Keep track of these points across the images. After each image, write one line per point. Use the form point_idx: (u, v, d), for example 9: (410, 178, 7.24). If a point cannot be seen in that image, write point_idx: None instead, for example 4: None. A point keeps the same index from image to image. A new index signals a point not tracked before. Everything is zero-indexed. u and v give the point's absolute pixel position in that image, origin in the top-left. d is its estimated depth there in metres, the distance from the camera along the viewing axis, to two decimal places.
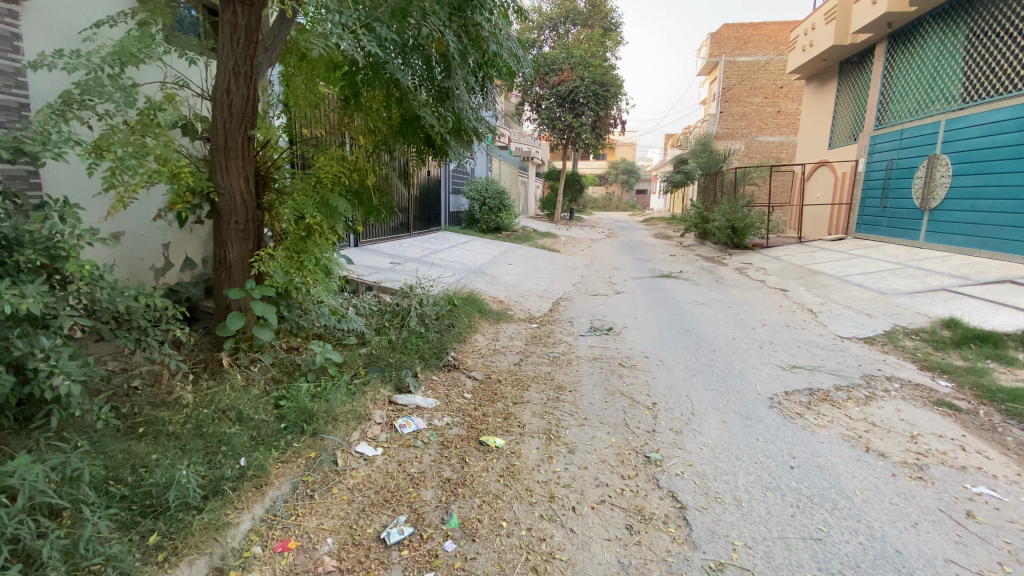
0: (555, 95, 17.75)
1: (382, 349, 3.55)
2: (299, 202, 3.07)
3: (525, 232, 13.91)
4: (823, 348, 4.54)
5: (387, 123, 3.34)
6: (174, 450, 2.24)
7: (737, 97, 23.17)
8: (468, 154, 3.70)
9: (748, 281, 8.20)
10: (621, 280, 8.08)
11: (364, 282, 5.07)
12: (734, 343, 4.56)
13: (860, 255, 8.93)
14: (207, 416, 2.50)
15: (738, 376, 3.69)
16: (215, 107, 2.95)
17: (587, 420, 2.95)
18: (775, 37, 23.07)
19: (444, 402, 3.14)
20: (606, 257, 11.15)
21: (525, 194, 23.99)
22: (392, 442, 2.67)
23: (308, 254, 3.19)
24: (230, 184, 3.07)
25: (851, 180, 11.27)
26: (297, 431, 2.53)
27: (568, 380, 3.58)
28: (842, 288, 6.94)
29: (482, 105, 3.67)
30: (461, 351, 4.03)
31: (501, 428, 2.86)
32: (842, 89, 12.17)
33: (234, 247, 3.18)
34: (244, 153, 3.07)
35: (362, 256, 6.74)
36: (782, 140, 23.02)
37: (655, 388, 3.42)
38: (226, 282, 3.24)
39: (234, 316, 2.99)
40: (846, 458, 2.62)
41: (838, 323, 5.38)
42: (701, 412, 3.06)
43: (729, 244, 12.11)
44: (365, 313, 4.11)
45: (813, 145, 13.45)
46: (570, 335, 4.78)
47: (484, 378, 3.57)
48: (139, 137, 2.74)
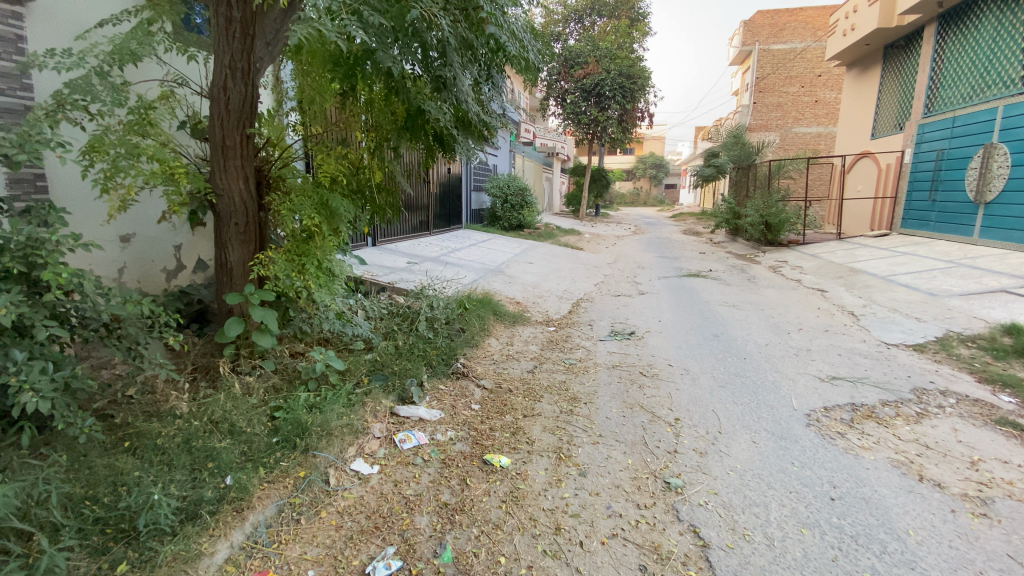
0: (580, 88, 17.36)
1: (388, 355, 3.38)
2: (298, 202, 2.94)
3: (548, 229, 13.66)
4: (866, 357, 4.17)
5: (391, 118, 3.17)
6: (159, 467, 2.12)
7: (772, 87, 22.25)
8: (478, 149, 3.51)
9: (783, 281, 7.76)
10: (645, 279, 7.76)
11: (377, 283, 4.93)
12: (766, 350, 4.22)
13: (906, 252, 8.35)
14: (199, 428, 2.39)
15: (771, 388, 3.38)
16: (212, 105, 2.83)
17: (601, 437, 2.71)
18: (812, 23, 22.04)
19: (449, 414, 2.95)
20: (632, 255, 10.79)
21: (549, 190, 23.69)
22: (390, 459, 2.50)
23: (310, 256, 3.04)
24: (229, 185, 2.95)
25: (896, 172, 10.58)
26: (289, 446, 2.39)
27: (584, 391, 3.34)
28: (887, 289, 6.46)
29: (491, 96, 3.59)
30: (471, 356, 3.85)
31: (508, 444, 2.65)
32: (887, 75, 11.44)
33: (234, 250, 3.07)
34: (242, 152, 2.94)
35: (378, 255, 6.63)
36: (819, 132, 21.96)
37: (678, 402, 3.15)
38: (227, 286, 3.14)
39: (232, 323, 2.86)
40: (896, 489, 2.31)
41: (883, 328, 4.96)
42: (730, 431, 2.78)
43: (762, 240, 11.57)
44: (374, 317, 3.95)
45: (854, 135, 12.73)
46: (589, 340, 4.53)
47: (494, 388, 3.36)
48: (132, 137, 2.64)
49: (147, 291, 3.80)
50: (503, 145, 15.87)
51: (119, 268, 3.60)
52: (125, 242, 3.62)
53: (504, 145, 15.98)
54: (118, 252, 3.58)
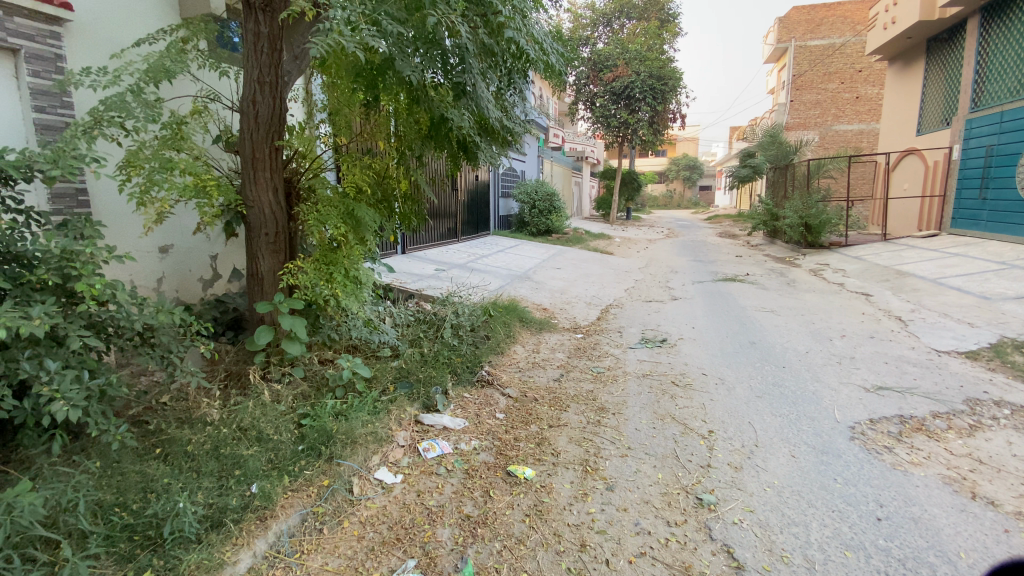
0: (609, 91, 17.21)
1: (414, 362, 3.37)
2: (324, 212, 2.97)
3: (577, 234, 13.53)
4: (915, 365, 3.91)
5: (415, 127, 3.20)
6: (187, 475, 2.18)
7: (809, 85, 21.52)
8: (503, 157, 3.50)
9: (824, 285, 7.43)
10: (678, 284, 7.57)
11: (405, 291, 4.96)
12: (806, 359, 4.02)
13: (957, 253, 7.86)
14: (227, 435, 2.43)
15: (812, 399, 3.20)
16: (242, 119, 2.91)
17: (629, 450, 2.62)
18: (852, 17, 21.24)
19: (473, 423, 2.91)
20: (664, 259, 10.55)
21: (579, 195, 23.53)
22: (413, 468, 2.48)
23: (337, 265, 3.07)
24: (259, 197, 3.02)
25: (945, 169, 10.01)
26: (314, 454, 2.41)
27: (611, 401, 3.24)
28: (937, 292, 6.08)
29: (514, 103, 3.56)
30: (497, 364, 3.82)
31: (533, 455, 2.59)
32: (932, 68, 10.86)
33: (265, 260, 3.12)
34: (271, 164, 3.01)
35: (407, 263, 6.70)
36: (861, 128, 21.04)
37: (712, 413, 3.02)
38: (258, 295, 3.20)
39: (262, 331, 2.91)
40: (947, 508, 2.11)
41: (933, 334, 4.65)
42: (768, 444, 2.64)
43: (801, 243, 11.14)
44: (401, 325, 3.95)
45: (899, 131, 12.13)
46: (618, 348, 4.42)
47: (519, 397, 3.30)
48: (166, 152, 2.73)
49: (185, 299, 3.92)
50: (532, 151, 15.88)
51: (158, 277, 3.73)
52: (163, 252, 3.76)
53: (533, 151, 15.99)
54: (157, 263, 3.71)
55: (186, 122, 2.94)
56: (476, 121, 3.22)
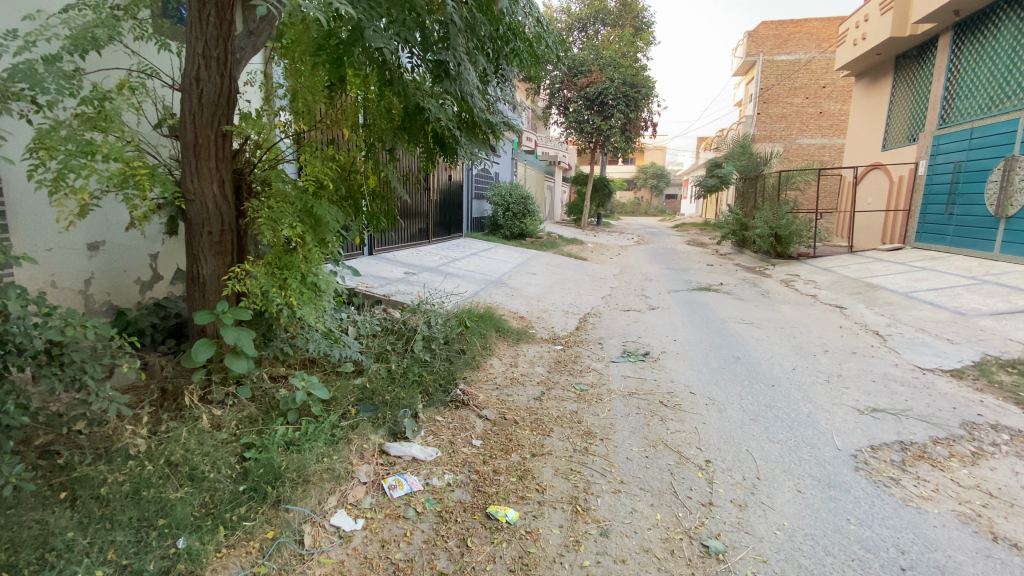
0: (583, 97, 17.14)
1: (380, 381, 3.01)
2: (278, 209, 2.58)
3: (551, 239, 13.33)
4: (903, 384, 3.81)
5: (386, 116, 2.85)
6: (97, 527, 1.78)
7: (776, 98, 22.08)
8: (484, 154, 3.20)
9: (798, 296, 7.42)
10: (654, 293, 7.42)
11: (371, 296, 4.58)
12: (794, 376, 3.86)
13: (925, 267, 8.03)
14: (152, 473, 2.03)
15: (807, 423, 3.02)
16: (183, 99, 2.51)
17: (622, 484, 2.35)
18: (817, 34, 21.91)
19: (447, 453, 2.58)
20: (638, 266, 10.46)
21: (551, 200, 23.43)
22: (377, 511, 2.14)
23: (293, 270, 2.69)
24: (201, 189, 2.61)
25: (910, 184, 10.29)
26: (258, 497, 2.05)
27: (598, 425, 2.97)
28: (910, 306, 6.13)
29: (499, 96, 3.26)
30: (472, 380, 3.50)
31: (515, 492, 2.29)
32: (899, 85, 11.20)
33: (207, 262, 2.72)
34: (217, 153, 2.61)
35: (374, 265, 6.29)
36: (823, 143, 21.72)
37: (707, 439, 2.78)
38: (200, 302, 2.78)
39: (202, 345, 2.52)
40: (971, 553, 1.95)
41: (915, 351, 4.61)
42: (770, 477, 2.42)
43: (771, 253, 11.25)
44: (366, 336, 3.58)
45: (865, 145, 12.46)
46: (600, 362, 4.17)
47: (498, 419, 2.99)
48: (85, 132, 2.28)
49: (118, 303, 3.47)
50: (505, 152, 15.63)
51: (86, 278, 3.28)
52: (92, 250, 3.30)
53: (506, 152, 15.70)
54: (83, 261, 3.26)
55: (114, 99, 2.49)
56: (456, 111, 2.92)
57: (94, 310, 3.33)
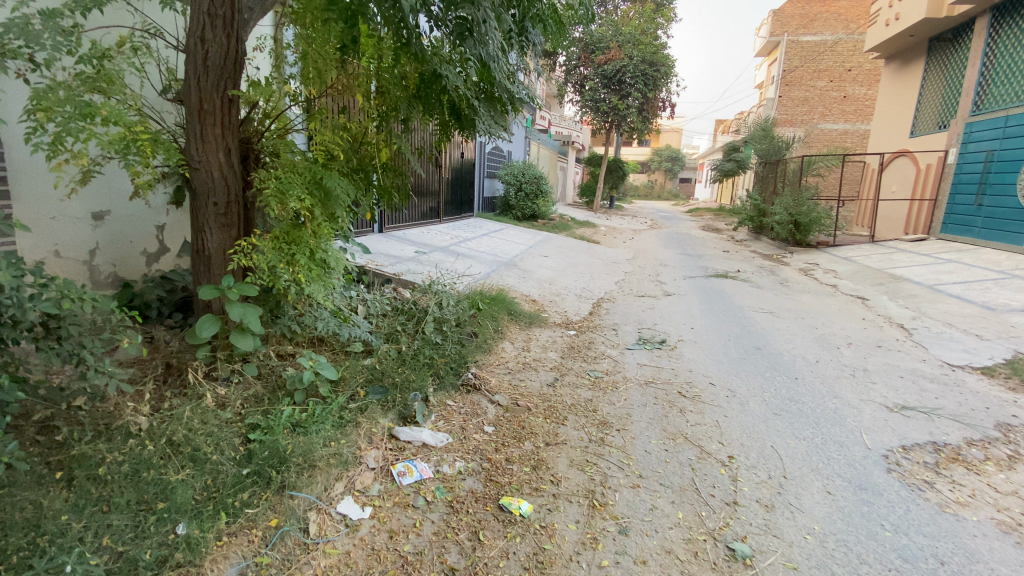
0: (600, 74, 16.68)
1: (390, 362, 2.91)
2: (285, 179, 2.45)
3: (563, 220, 13.12)
4: (931, 381, 3.65)
5: (400, 82, 2.68)
6: (92, 511, 1.72)
7: (799, 81, 21.39)
8: (503, 128, 3.03)
9: (818, 286, 7.22)
10: (669, 278, 7.24)
11: (380, 275, 4.47)
12: (818, 369, 3.71)
13: (951, 260, 7.76)
14: (152, 454, 1.97)
15: (834, 419, 2.89)
16: (188, 61, 2.38)
17: (641, 479, 2.24)
18: (845, 14, 21.06)
19: (458, 440, 2.48)
20: (652, 251, 10.25)
21: (563, 180, 23.09)
22: (386, 499, 2.05)
23: (302, 245, 2.57)
24: (207, 157, 2.49)
25: (937, 173, 9.92)
26: (263, 481, 1.97)
27: (614, 415, 2.85)
28: (936, 300, 5.92)
29: (519, 66, 3.08)
30: (484, 364, 3.40)
31: (529, 483, 2.19)
32: (931, 69, 10.73)
33: (212, 235, 2.60)
34: (223, 119, 2.48)
35: (385, 243, 6.17)
36: (846, 128, 21.09)
37: (729, 433, 2.66)
38: (205, 277, 2.67)
39: (207, 322, 2.45)
40: (1016, 567, 1.82)
41: (942, 346, 4.43)
42: (797, 476, 2.30)
43: (789, 240, 10.97)
44: (375, 315, 3.48)
45: (892, 131, 12.02)
46: (615, 348, 4.03)
47: (510, 405, 2.89)
48: (82, 93, 2.15)
49: (124, 275, 3.40)
50: (519, 130, 15.31)
51: (91, 249, 3.21)
52: (97, 220, 3.23)
53: (519, 130, 15.37)
54: (88, 231, 3.19)
55: (113, 58, 2.32)
56: (475, 79, 2.74)
57: (99, 281, 3.27)
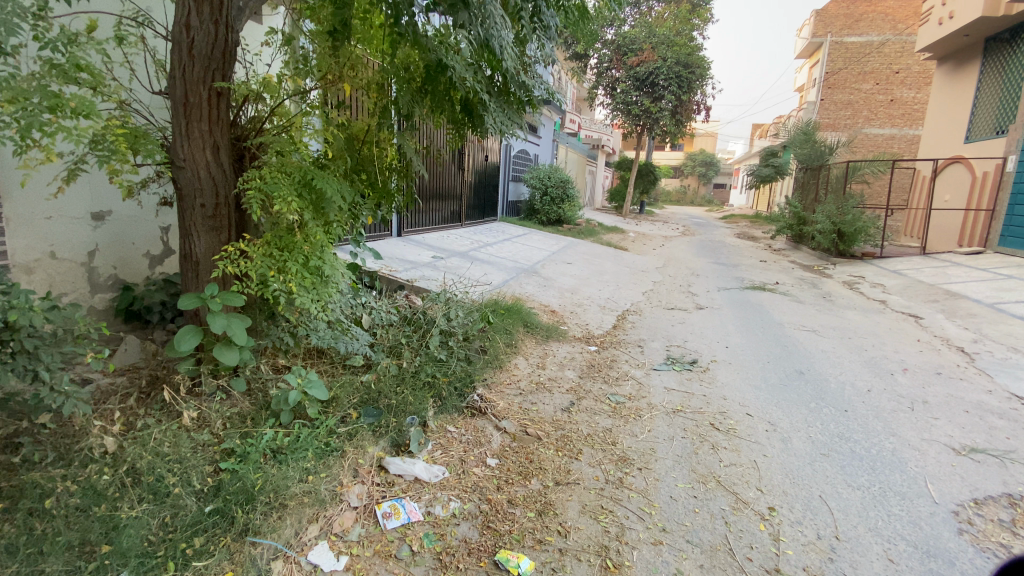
0: (632, 77, 16.24)
1: (388, 381, 2.65)
2: (273, 179, 2.22)
3: (590, 226, 12.76)
4: (1002, 417, 3.16)
5: (402, 73, 2.42)
6: (28, 553, 1.53)
7: (843, 83, 20.45)
8: (519, 127, 2.73)
9: (865, 301, 6.66)
10: (701, 290, 6.82)
11: (391, 281, 4.26)
12: (870, 399, 3.29)
13: (1014, 275, 7.08)
14: (107, 485, 1.76)
15: (892, 463, 2.48)
16: (173, 49, 2.20)
17: (663, 534, 1.92)
18: (893, 14, 19.96)
19: (455, 475, 2.20)
20: (683, 259, 9.79)
21: (592, 185, 22.71)
22: (365, 546, 1.80)
23: (294, 252, 2.34)
24: (193, 155, 2.29)
25: (995, 181, 9.16)
26: (225, 523, 1.75)
27: (636, 449, 2.52)
28: (999, 320, 5.35)
29: (538, 58, 2.78)
30: (493, 383, 3.12)
31: (531, 532, 1.90)
32: (987, 70, 9.96)
33: (200, 239, 2.41)
34: (210, 114, 2.29)
35: (401, 248, 5.99)
36: (893, 133, 20.02)
37: (770, 477, 2.30)
38: (193, 283, 2.48)
39: (187, 334, 2.23)
40: None
41: (1011, 375, 3.92)
42: (853, 539, 1.93)
43: (831, 251, 10.33)
44: (380, 325, 3.21)
45: (945, 136, 11.22)
46: (639, 368, 3.69)
47: (518, 433, 2.60)
48: (55, 83, 1.99)
49: (125, 277, 3.25)
50: (547, 133, 15.03)
51: (90, 250, 3.07)
52: (97, 220, 3.09)
53: (547, 133, 15.08)
54: (87, 232, 3.05)
55: (84, 44, 2.14)
56: (484, 71, 2.46)
57: (98, 284, 3.13)
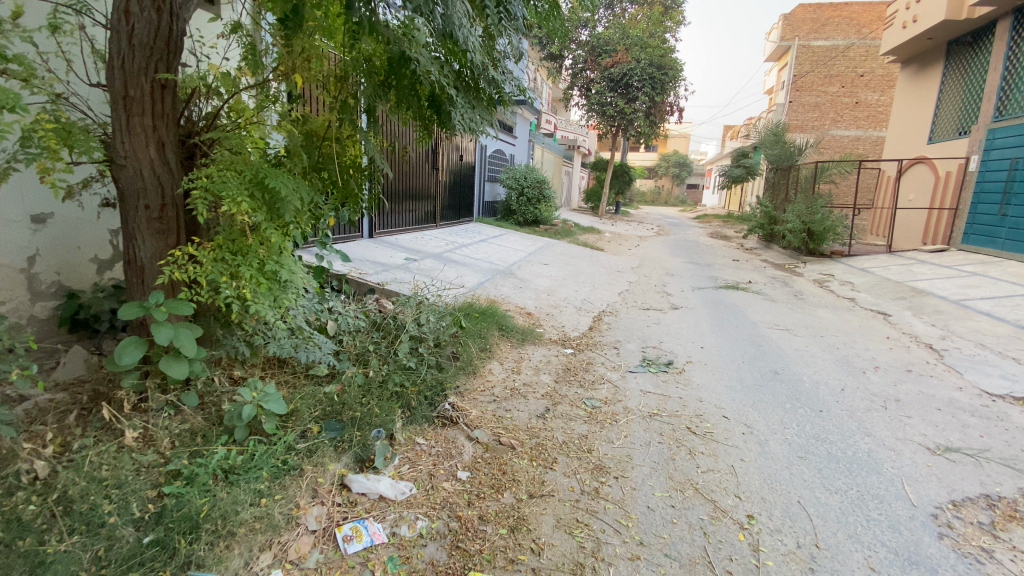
0: (607, 78, 16.31)
1: (353, 391, 2.51)
2: (221, 179, 2.05)
3: (567, 226, 12.74)
4: (972, 414, 3.19)
5: (363, 66, 2.27)
6: None
7: (810, 86, 20.97)
8: (489, 125, 2.63)
9: (835, 299, 6.77)
10: (676, 289, 6.84)
11: (360, 284, 4.11)
12: (844, 399, 3.29)
13: (976, 273, 7.31)
14: (34, 516, 1.59)
15: (869, 465, 2.46)
16: (111, 38, 2.03)
17: (641, 548, 1.84)
18: (857, 19, 20.61)
19: (423, 491, 2.09)
20: (658, 259, 9.84)
21: (568, 185, 22.80)
22: (323, 573, 1.67)
23: (247, 256, 2.18)
24: (134, 153, 2.12)
25: (957, 181, 9.45)
26: (166, 554, 1.60)
27: (613, 457, 2.44)
28: (964, 317, 5.48)
29: (509, 53, 2.68)
30: (466, 390, 3.01)
31: (503, 551, 1.79)
32: (950, 73, 10.28)
33: (145, 243, 2.23)
34: (154, 108, 2.12)
35: (373, 250, 5.83)
36: (858, 135, 20.62)
37: (748, 483, 2.26)
38: (138, 291, 2.30)
39: (130, 346, 2.04)
40: None
41: (978, 371, 3.99)
42: (833, 546, 1.89)
43: (801, 249, 10.53)
44: (346, 332, 3.06)
45: (908, 137, 11.56)
46: (616, 371, 3.63)
47: (491, 443, 2.49)
48: None
49: (70, 285, 3.03)
50: (522, 133, 14.97)
51: (30, 255, 2.84)
52: (37, 223, 2.86)
53: (523, 133, 15.00)
54: (27, 236, 2.82)
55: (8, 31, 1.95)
56: (450, 66, 2.34)
57: (40, 292, 2.90)
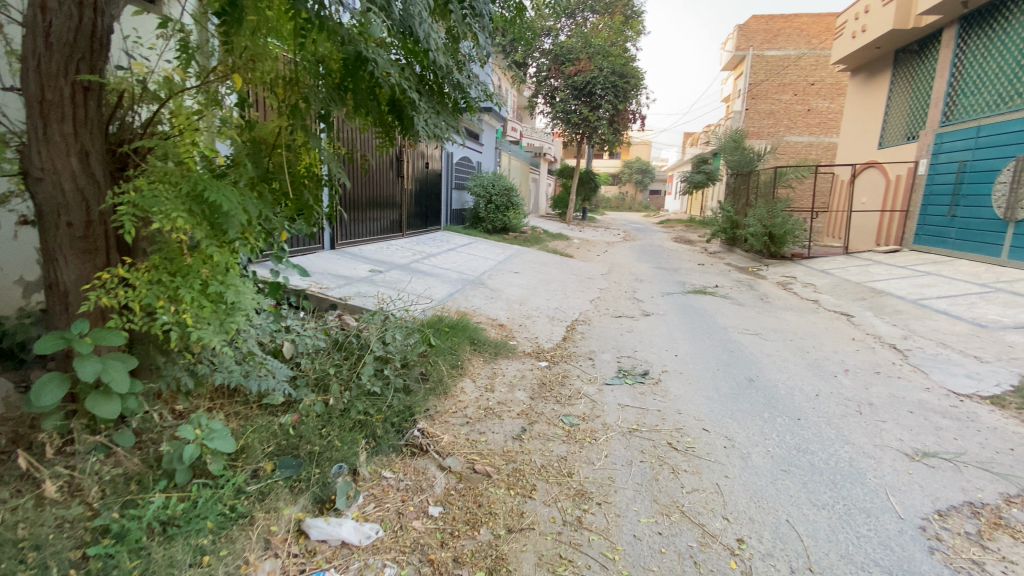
0: (571, 86, 16.42)
1: (312, 422, 2.29)
2: (155, 192, 1.83)
3: (535, 233, 12.68)
4: (943, 416, 3.23)
5: (315, 67, 2.08)
6: None
7: (765, 95, 21.72)
8: (454, 131, 2.49)
9: (800, 301, 6.90)
10: (647, 295, 6.83)
11: (321, 300, 3.87)
12: (820, 405, 3.27)
13: (929, 272, 7.61)
14: None
15: (852, 476, 2.42)
16: (24, 34, 1.79)
17: None
18: (806, 30, 21.52)
19: (391, 533, 1.90)
20: (627, 265, 9.87)
21: (535, 192, 22.84)
22: None
23: (186, 278, 1.95)
24: (53, 163, 1.87)
25: (908, 184, 9.86)
26: None
27: (594, 480, 2.31)
28: (923, 316, 5.65)
29: (475, 54, 2.54)
30: (437, 413, 2.83)
31: None
32: (898, 81, 10.77)
33: (68, 264, 1.97)
34: (77, 114, 1.88)
35: (335, 262, 5.57)
36: (810, 141, 21.47)
37: (734, 502, 2.17)
38: (62, 319, 2.03)
39: (51, 383, 1.77)
40: None
41: (942, 371, 4.07)
42: (826, 569, 1.81)
43: (764, 252, 10.78)
44: (303, 354, 2.83)
45: (860, 143, 12.04)
46: (591, 384, 3.51)
47: (465, 471, 2.32)
48: None
49: None
50: (488, 141, 14.88)
51: None
52: None
53: (489, 141, 14.91)
54: None
55: None
56: (411, 68, 2.19)
57: None
